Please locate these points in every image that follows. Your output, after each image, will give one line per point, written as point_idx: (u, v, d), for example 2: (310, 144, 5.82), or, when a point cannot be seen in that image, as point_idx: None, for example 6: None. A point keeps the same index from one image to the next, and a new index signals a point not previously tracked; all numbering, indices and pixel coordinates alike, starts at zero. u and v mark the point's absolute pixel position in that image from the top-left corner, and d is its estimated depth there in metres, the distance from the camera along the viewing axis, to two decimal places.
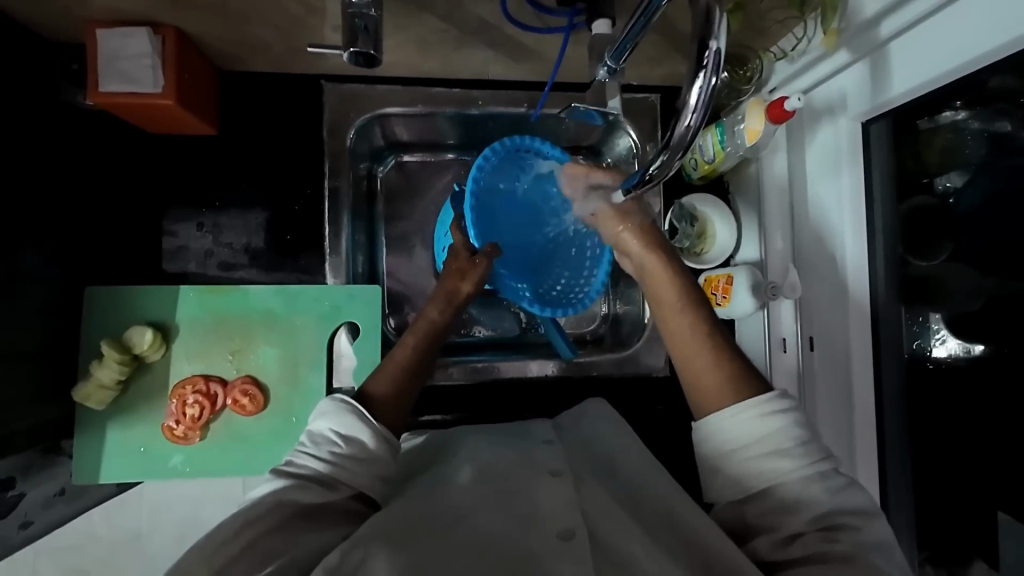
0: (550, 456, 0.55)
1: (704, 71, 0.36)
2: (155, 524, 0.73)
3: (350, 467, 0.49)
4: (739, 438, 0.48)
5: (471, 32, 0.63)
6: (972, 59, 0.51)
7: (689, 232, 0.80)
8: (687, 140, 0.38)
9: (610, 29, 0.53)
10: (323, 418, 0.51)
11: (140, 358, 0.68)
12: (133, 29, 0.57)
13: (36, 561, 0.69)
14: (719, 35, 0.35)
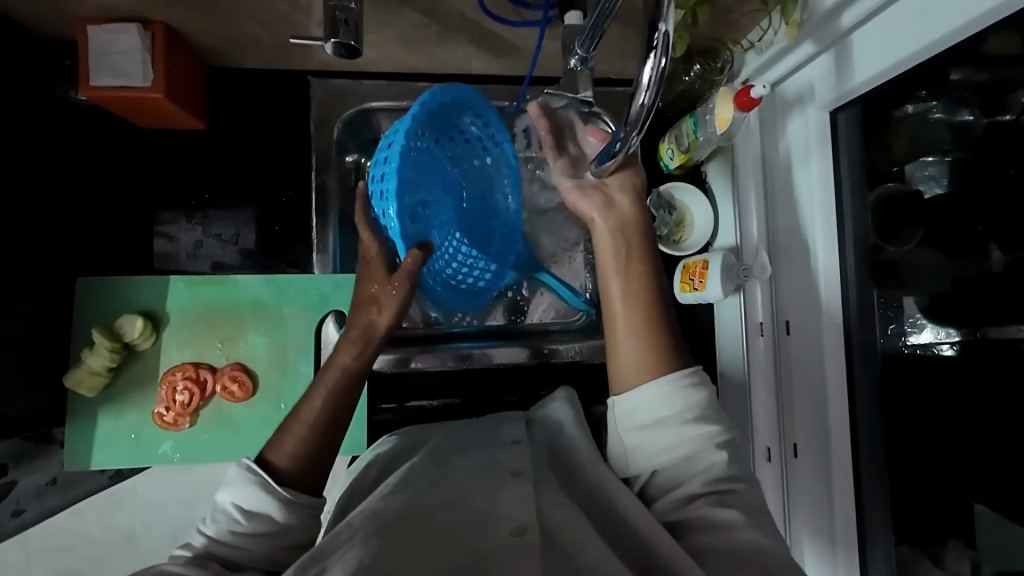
0: (512, 456, 0.56)
1: (654, 52, 0.38)
2: (146, 524, 0.74)
3: (248, 544, 0.46)
4: (667, 408, 0.52)
5: (452, 27, 0.65)
6: (925, 47, 0.53)
7: (668, 220, 0.82)
8: (643, 118, 0.41)
9: (581, 20, 0.56)
10: (227, 489, 0.48)
11: (130, 347, 0.70)
12: (123, 25, 0.59)
13: (30, 561, 0.72)
14: (666, 18, 0.37)
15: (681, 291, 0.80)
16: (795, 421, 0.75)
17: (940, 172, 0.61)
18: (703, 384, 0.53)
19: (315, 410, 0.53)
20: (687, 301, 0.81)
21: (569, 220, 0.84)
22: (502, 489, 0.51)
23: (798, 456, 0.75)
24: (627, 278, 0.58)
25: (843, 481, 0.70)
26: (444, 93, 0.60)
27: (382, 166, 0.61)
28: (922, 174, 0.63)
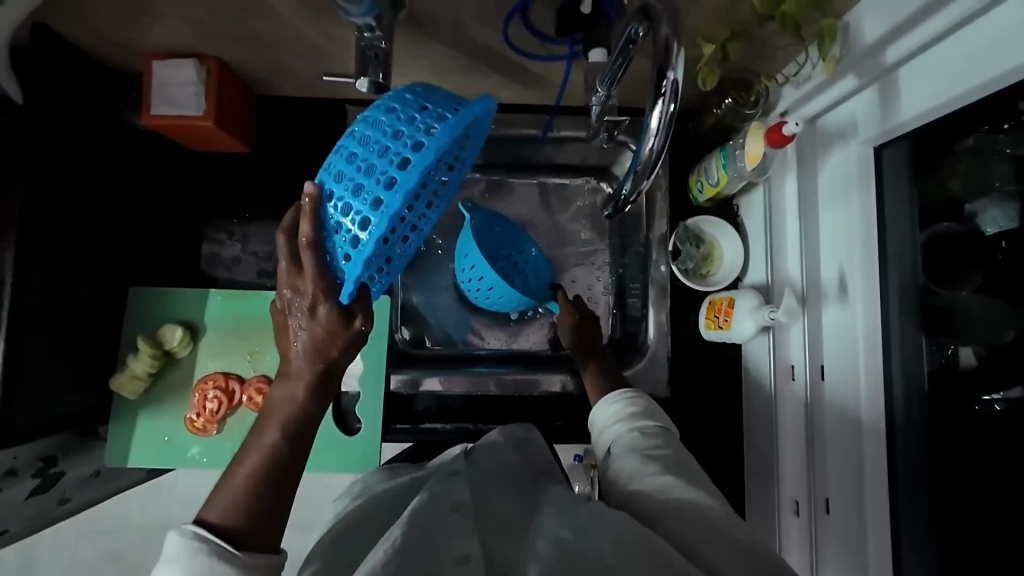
0: (453, 488, 0.48)
1: (663, 98, 0.41)
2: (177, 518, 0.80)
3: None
4: (605, 419, 0.60)
5: (479, 59, 0.66)
6: (981, 84, 0.49)
7: (695, 254, 0.80)
8: (652, 161, 0.45)
9: (605, 57, 0.55)
10: (170, 563, 0.40)
11: (170, 354, 0.75)
12: (181, 61, 0.65)
13: (78, 538, 0.80)
14: (675, 67, 0.40)
15: (706, 328, 0.78)
16: (828, 474, 0.70)
17: (1005, 211, 0.54)
18: (639, 398, 0.60)
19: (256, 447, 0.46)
20: (711, 338, 0.78)
21: (594, 249, 0.84)
22: (447, 530, 0.43)
23: (830, 512, 0.69)
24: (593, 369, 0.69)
25: (878, 543, 0.64)
26: (470, 117, 0.41)
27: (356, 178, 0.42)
28: (984, 212, 0.56)
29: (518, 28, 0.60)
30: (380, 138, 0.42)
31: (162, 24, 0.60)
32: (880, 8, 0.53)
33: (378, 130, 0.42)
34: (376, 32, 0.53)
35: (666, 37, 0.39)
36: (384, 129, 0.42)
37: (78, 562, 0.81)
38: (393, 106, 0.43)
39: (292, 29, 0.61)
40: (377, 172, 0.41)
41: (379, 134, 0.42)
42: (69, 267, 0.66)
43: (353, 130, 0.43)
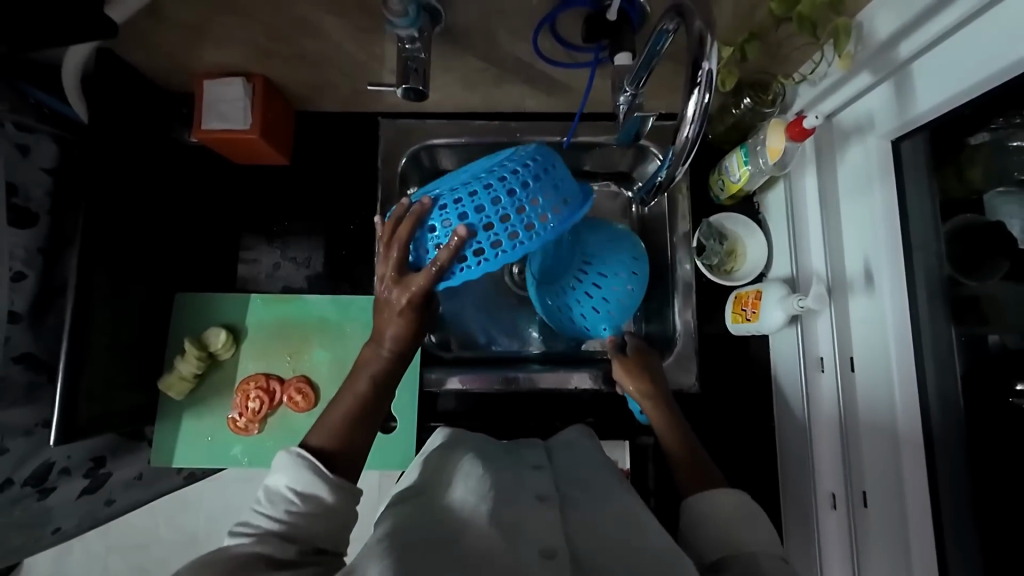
0: (537, 479, 0.54)
1: (699, 87, 0.44)
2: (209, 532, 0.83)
3: (305, 523, 0.43)
4: (717, 513, 0.52)
5: (508, 70, 0.71)
6: (993, 74, 0.51)
7: (719, 249, 0.82)
8: (689, 148, 0.49)
9: (631, 60, 0.58)
10: (278, 474, 0.46)
11: (214, 356, 0.78)
12: (231, 79, 0.71)
13: (106, 556, 0.81)
14: (710, 58, 0.42)
15: (735, 321, 0.79)
16: (864, 467, 0.69)
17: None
18: (738, 499, 0.53)
19: (348, 405, 0.52)
20: (740, 332, 0.79)
21: None
22: (532, 510, 0.48)
23: (868, 505, 0.69)
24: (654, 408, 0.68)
25: (922, 543, 0.62)
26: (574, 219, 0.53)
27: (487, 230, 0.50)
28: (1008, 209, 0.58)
29: (546, 37, 0.64)
30: (496, 212, 0.50)
31: (221, 46, 0.66)
32: (893, 6, 0.56)
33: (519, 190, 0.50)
34: (416, 43, 0.58)
35: (700, 30, 0.42)
36: (525, 192, 0.50)
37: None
38: (524, 178, 0.51)
39: (336, 46, 0.66)
40: (487, 238, 0.50)
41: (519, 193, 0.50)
42: (125, 272, 0.71)
43: (503, 175, 0.51)
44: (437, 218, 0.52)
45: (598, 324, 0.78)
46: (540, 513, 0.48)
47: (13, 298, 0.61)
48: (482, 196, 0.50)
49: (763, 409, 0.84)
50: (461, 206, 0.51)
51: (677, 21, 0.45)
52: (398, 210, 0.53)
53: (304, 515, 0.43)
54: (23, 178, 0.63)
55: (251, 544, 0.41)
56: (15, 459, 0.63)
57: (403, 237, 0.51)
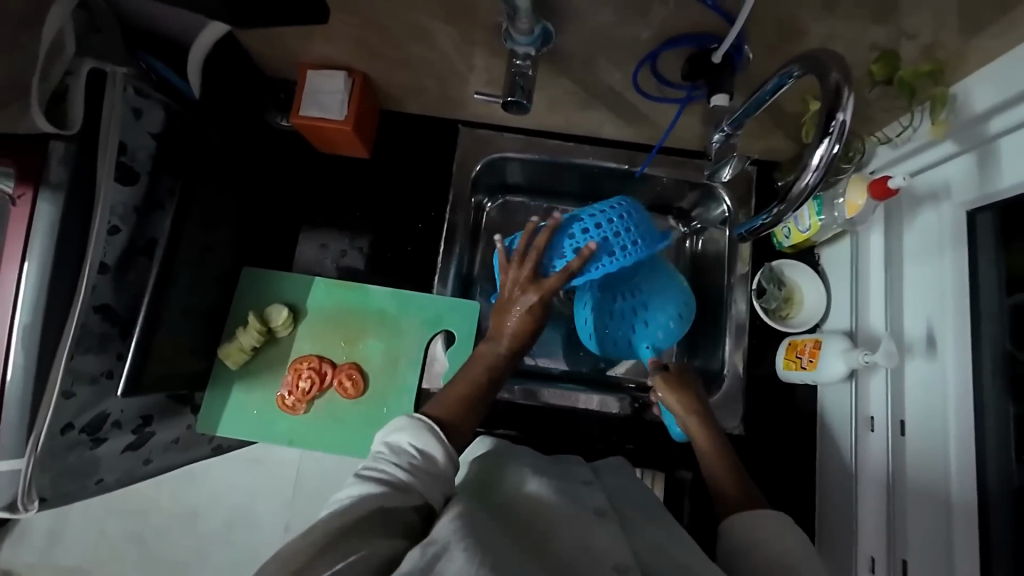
0: (590, 494, 0.53)
1: (830, 136, 0.49)
2: (207, 508, 0.90)
3: (423, 479, 0.45)
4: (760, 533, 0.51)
5: (597, 96, 0.74)
6: None
7: (777, 295, 0.84)
8: (805, 194, 0.53)
9: (727, 102, 0.62)
10: (401, 431, 0.49)
11: (272, 332, 0.79)
12: (336, 72, 0.75)
13: (107, 519, 0.90)
14: (846, 109, 0.47)
15: (787, 368, 0.80)
16: (909, 534, 0.68)
17: None
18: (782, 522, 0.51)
19: (460, 389, 0.57)
20: (794, 378, 0.80)
21: None
22: (596, 526, 0.48)
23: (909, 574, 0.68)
24: (701, 440, 0.66)
25: None
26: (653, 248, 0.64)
27: (601, 249, 0.62)
28: None
29: (645, 71, 0.67)
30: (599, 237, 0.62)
31: (332, 42, 0.70)
32: (991, 82, 0.58)
33: (624, 234, 0.62)
34: (527, 62, 0.61)
35: (837, 82, 0.47)
36: (630, 232, 0.63)
37: (102, 539, 0.90)
38: (619, 216, 0.63)
39: (441, 54, 0.70)
40: (608, 251, 0.62)
41: (628, 227, 0.63)
42: (208, 239, 0.74)
43: (611, 213, 0.63)
44: (563, 233, 0.63)
45: (642, 344, 0.78)
46: (601, 530, 0.47)
47: (106, 250, 0.64)
48: (603, 223, 0.62)
49: (803, 460, 0.83)
50: (587, 224, 0.63)
51: (806, 70, 0.50)
52: (529, 225, 0.64)
53: (421, 473, 0.45)
54: (134, 139, 0.66)
55: (379, 487, 0.43)
56: (80, 405, 0.64)
57: (538, 244, 0.62)
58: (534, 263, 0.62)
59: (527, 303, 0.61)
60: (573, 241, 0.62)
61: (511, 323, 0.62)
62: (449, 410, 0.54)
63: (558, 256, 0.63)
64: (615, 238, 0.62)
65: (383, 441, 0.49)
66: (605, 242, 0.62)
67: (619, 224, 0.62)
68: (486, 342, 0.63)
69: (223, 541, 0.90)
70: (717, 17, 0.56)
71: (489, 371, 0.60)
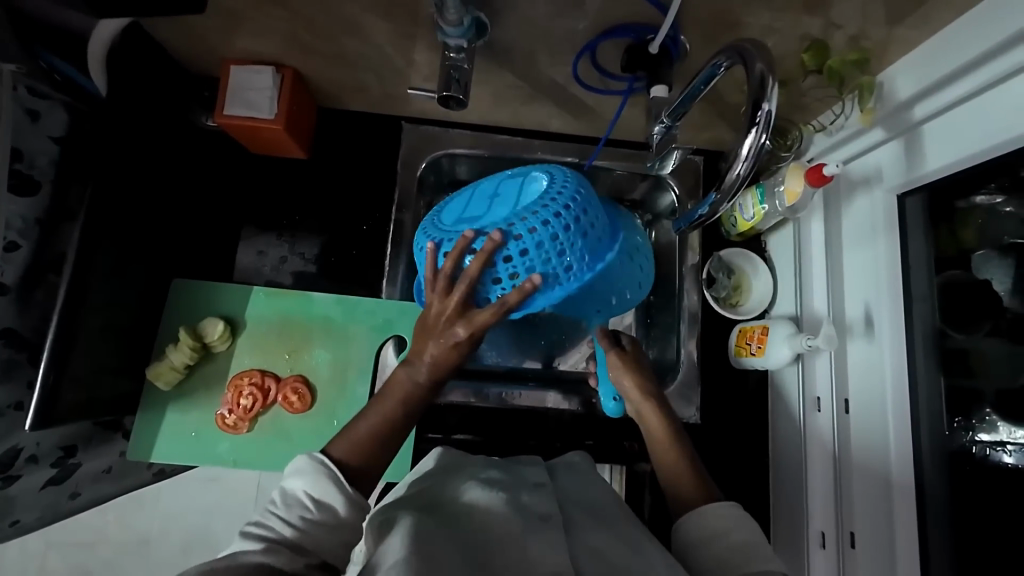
0: (539, 500, 0.52)
1: (756, 127, 0.48)
2: (161, 534, 0.84)
3: (316, 534, 0.45)
4: (712, 527, 0.51)
5: (542, 89, 0.73)
6: (990, 147, 0.55)
7: (726, 284, 0.85)
8: (738, 183, 0.53)
9: (666, 93, 0.62)
10: (298, 477, 0.48)
11: (209, 348, 0.75)
12: (262, 67, 0.70)
13: (46, 553, 0.83)
14: (770, 99, 0.47)
15: (739, 355, 0.81)
16: (855, 508, 0.71)
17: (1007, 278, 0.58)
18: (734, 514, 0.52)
19: (366, 426, 0.53)
20: (745, 365, 0.81)
21: None
22: (535, 537, 0.47)
23: (856, 546, 0.70)
24: (664, 458, 0.61)
25: None
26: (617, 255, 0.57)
27: (544, 260, 0.53)
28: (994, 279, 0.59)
29: (585, 63, 0.66)
30: (554, 247, 0.53)
31: (255, 36, 0.65)
32: (913, 70, 0.60)
33: (578, 216, 0.54)
34: (462, 54, 0.58)
35: (761, 72, 0.47)
36: (580, 225, 0.54)
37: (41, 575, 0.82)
38: (569, 206, 0.53)
39: (375, 48, 0.66)
40: (556, 269, 0.54)
41: (584, 219, 0.54)
42: (127, 251, 0.68)
43: (559, 202, 0.53)
44: (500, 255, 0.52)
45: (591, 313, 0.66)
46: (542, 539, 0.47)
47: (4, 269, 0.58)
48: (554, 225, 0.53)
49: (757, 445, 0.85)
50: (536, 236, 0.52)
51: (735, 59, 0.50)
52: (462, 246, 0.52)
53: (314, 532, 0.45)
54: (31, 145, 0.60)
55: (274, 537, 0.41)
56: None
57: (470, 274, 0.51)
58: (464, 295, 0.52)
59: (448, 335, 0.53)
60: (509, 266, 0.53)
61: (433, 351, 0.54)
62: (356, 454, 0.52)
63: (494, 283, 0.53)
64: (577, 250, 0.54)
65: (278, 487, 0.48)
66: (562, 255, 0.53)
67: (577, 230, 0.54)
68: (403, 366, 0.56)
69: (177, 567, 0.84)
70: (651, 7, 0.55)
71: (404, 401, 0.55)
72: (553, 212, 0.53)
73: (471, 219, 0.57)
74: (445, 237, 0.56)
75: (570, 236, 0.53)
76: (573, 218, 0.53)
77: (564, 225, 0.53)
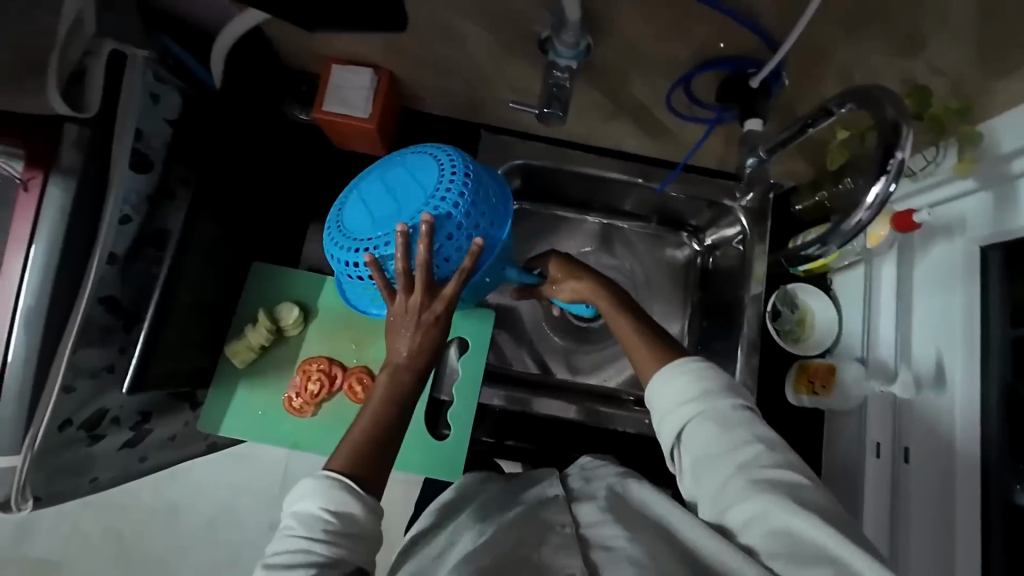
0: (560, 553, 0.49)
1: (886, 175, 0.50)
2: (188, 505, 0.99)
3: (347, 539, 0.49)
4: (713, 439, 0.51)
5: (627, 110, 0.74)
6: None
7: (790, 318, 0.84)
8: (854, 231, 0.54)
9: (761, 127, 0.62)
10: (309, 498, 0.49)
11: (282, 331, 0.77)
12: (361, 68, 0.73)
13: (78, 515, 0.98)
14: (905, 149, 0.49)
15: (799, 392, 0.80)
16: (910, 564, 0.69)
17: None
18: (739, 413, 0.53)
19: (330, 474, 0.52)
20: (803, 403, 0.81)
21: (679, 305, 0.95)
22: None
23: None
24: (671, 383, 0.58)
25: None
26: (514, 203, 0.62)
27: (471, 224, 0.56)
28: None
29: (679, 93, 0.67)
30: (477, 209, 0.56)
31: (360, 39, 0.68)
32: (1019, 125, 0.60)
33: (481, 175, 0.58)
34: (565, 74, 0.60)
35: (896, 119, 0.48)
36: (485, 181, 0.58)
37: (74, 533, 0.98)
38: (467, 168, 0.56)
39: (473, 60, 0.69)
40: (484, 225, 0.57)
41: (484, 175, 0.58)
42: (219, 232, 0.71)
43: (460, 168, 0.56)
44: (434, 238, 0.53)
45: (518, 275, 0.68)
46: None
47: (115, 240, 0.61)
48: (469, 190, 0.55)
49: None
50: (461, 203, 0.55)
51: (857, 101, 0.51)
52: (401, 242, 0.51)
53: (345, 537, 0.49)
54: (149, 125, 0.63)
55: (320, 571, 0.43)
56: (80, 400, 0.61)
57: (420, 257, 0.52)
58: (424, 278, 0.53)
59: (429, 323, 0.54)
60: (445, 242, 0.55)
61: (413, 343, 0.54)
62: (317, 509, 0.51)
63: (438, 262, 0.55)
64: (496, 206, 0.58)
65: (290, 513, 0.49)
66: (485, 215, 0.57)
67: (487, 191, 0.57)
68: (387, 371, 0.55)
69: (201, 536, 0.99)
70: (759, 41, 0.56)
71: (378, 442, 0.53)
72: (457, 179, 0.55)
73: (389, 217, 0.56)
74: (371, 250, 0.55)
75: (488, 197, 0.57)
76: (478, 179, 0.56)
77: (476, 187, 0.56)
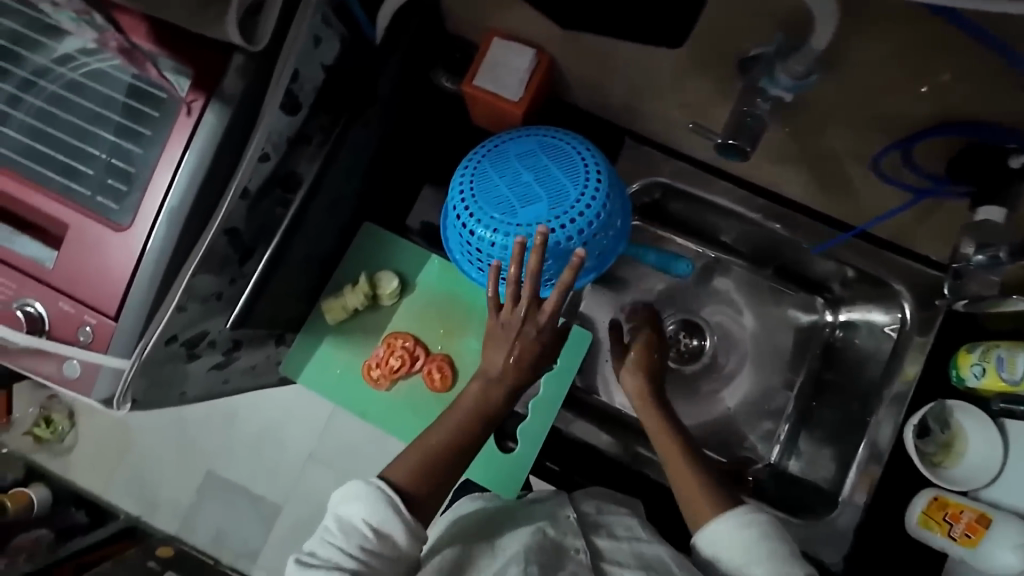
0: None
1: None
2: (247, 415, 1.08)
3: (378, 562, 0.53)
4: (734, 552, 0.55)
5: (812, 154, 0.63)
6: None
7: (937, 438, 0.70)
8: None
9: (1002, 218, 0.50)
10: (355, 503, 0.55)
11: (377, 298, 0.76)
12: (525, 47, 0.67)
13: None
14: None
15: (924, 526, 0.68)
16: None
17: None
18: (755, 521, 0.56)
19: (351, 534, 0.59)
20: (926, 539, 0.68)
21: (786, 374, 0.84)
22: None
23: None
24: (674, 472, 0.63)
25: None
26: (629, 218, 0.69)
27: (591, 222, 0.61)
28: None
29: (895, 155, 0.56)
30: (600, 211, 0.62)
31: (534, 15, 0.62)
32: None
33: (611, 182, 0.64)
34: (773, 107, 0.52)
35: None
36: (612, 187, 0.64)
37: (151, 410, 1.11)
38: (598, 172, 0.63)
39: (652, 63, 0.61)
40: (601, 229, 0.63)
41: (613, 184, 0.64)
42: None
43: (591, 171, 0.62)
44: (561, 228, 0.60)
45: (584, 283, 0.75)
46: None
47: (252, 176, 0.60)
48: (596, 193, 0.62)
49: None
50: (589, 203, 0.61)
51: None
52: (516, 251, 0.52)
53: (376, 560, 0.53)
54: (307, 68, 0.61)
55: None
56: (188, 320, 0.62)
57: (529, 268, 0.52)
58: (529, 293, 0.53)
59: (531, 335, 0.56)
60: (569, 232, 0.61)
61: (511, 349, 0.57)
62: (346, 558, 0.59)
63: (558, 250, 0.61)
64: (615, 210, 0.64)
65: (336, 513, 0.55)
66: (606, 220, 0.63)
67: (612, 196, 0.64)
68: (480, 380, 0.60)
69: (253, 445, 1.08)
70: None
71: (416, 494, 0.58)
72: (587, 181, 0.62)
73: (522, 196, 0.62)
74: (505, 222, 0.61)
75: (613, 203, 0.63)
76: (604, 182, 0.62)
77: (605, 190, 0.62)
